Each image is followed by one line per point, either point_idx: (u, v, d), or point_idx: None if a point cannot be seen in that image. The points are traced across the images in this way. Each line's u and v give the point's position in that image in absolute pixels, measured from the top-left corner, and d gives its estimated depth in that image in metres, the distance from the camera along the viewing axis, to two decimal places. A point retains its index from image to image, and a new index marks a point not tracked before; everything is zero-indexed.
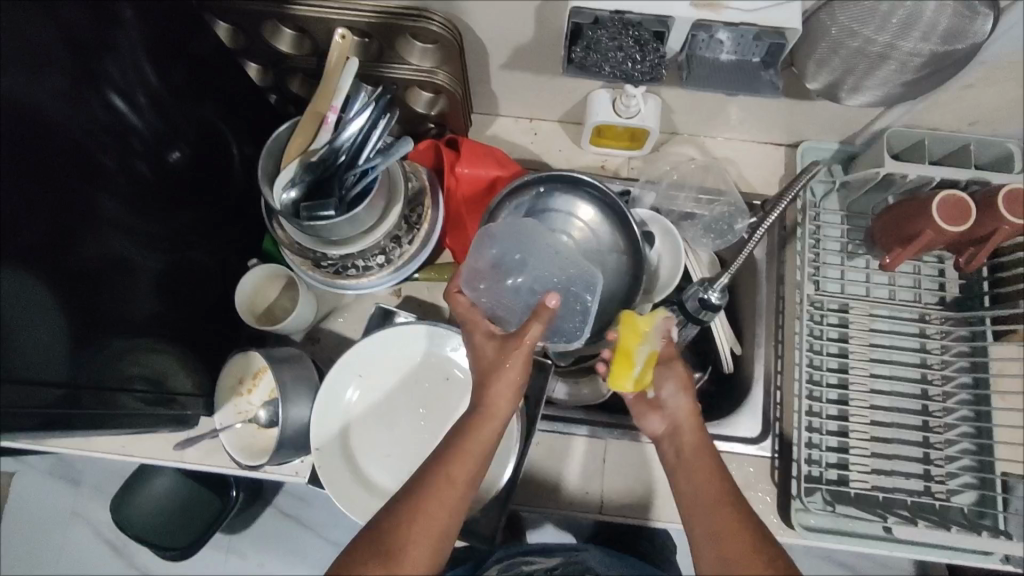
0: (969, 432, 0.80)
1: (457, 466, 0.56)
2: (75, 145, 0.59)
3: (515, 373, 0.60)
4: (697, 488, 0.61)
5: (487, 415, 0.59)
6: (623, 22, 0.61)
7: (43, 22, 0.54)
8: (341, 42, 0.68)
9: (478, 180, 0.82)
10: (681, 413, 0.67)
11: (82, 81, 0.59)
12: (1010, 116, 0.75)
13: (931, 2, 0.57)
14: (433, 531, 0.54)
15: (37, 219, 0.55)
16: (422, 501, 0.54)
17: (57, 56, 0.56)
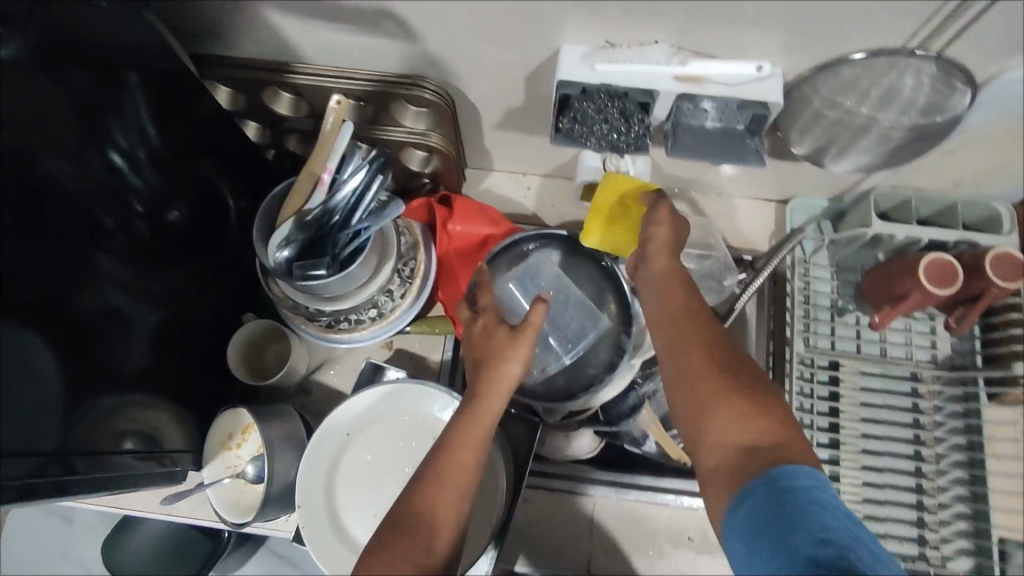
0: (965, 495, 0.78)
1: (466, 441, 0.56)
2: (75, 208, 0.61)
3: (525, 348, 0.61)
4: (667, 325, 0.57)
5: (495, 385, 0.60)
6: (611, 93, 0.63)
7: (54, 90, 0.57)
8: (338, 108, 0.70)
9: (470, 237, 0.85)
10: (655, 241, 0.64)
11: (84, 145, 0.61)
12: (994, 179, 0.76)
13: (909, 79, 0.59)
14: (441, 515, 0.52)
15: (34, 281, 0.56)
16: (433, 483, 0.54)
17: (63, 122, 0.58)
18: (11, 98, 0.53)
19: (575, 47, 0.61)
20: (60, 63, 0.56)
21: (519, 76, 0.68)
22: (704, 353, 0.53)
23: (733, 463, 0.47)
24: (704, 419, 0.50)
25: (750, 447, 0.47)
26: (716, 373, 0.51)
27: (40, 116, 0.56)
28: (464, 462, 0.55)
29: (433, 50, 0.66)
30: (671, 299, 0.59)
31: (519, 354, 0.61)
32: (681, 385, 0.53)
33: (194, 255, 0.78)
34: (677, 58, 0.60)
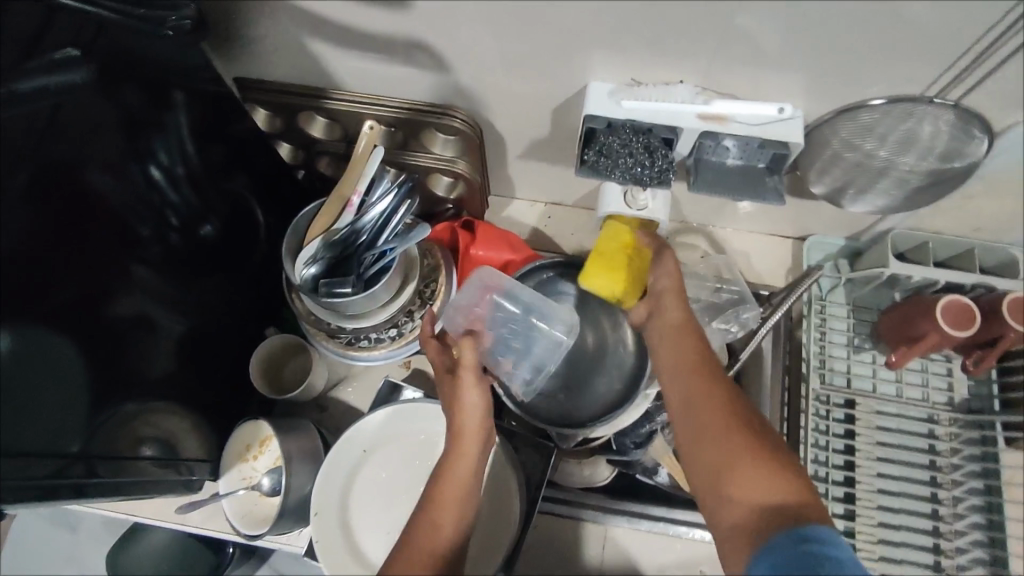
0: (982, 540, 0.78)
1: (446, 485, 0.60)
2: (116, 218, 0.63)
3: (471, 401, 0.63)
4: (677, 381, 0.58)
5: (457, 452, 0.62)
6: (635, 129, 0.65)
7: (105, 105, 0.59)
8: (369, 133, 0.74)
9: (491, 261, 0.85)
10: (666, 293, 0.66)
11: (130, 159, 0.64)
12: (1011, 225, 0.77)
13: (926, 125, 0.60)
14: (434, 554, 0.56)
15: (72, 286, 0.58)
16: (427, 529, 0.58)
17: (111, 138, 0.61)
18: (74, 119, 0.56)
19: (603, 83, 0.64)
20: (118, 83, 0.60)
21: (546, 109, 0.71)
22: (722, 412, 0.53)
23: (751, 523, 0.46)
24: (720, 466, 0.50)
25: (763, 507, 0.46)
26: (733, 433, 0.51)
27: (90, 130, 0.58)
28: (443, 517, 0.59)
29: (465, 82, 0.69)
30: (684, 355, 0.60)
31: (472, 404, 0.63)
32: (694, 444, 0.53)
33: (221, 269, 0.80)
34: (701, 97, 0.62)
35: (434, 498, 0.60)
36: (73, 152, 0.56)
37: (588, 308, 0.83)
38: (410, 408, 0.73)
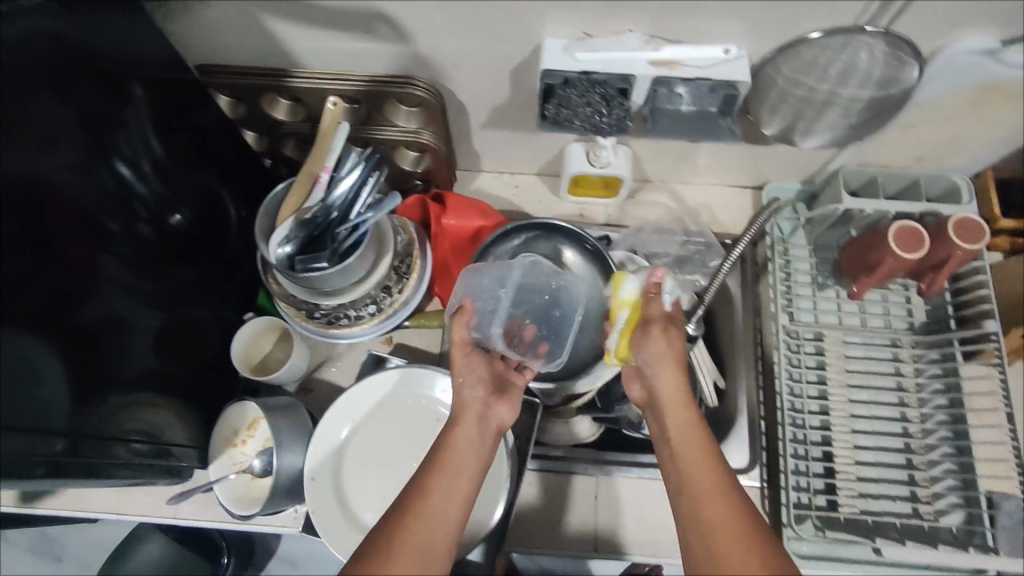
0: (950, 451, 0.81)
1: (435, 477, 0.57)
2: (83, 213, 0.62)
3: (472, 368, 0.67)
4: (689, 451, 0.58)
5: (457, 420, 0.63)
6: (590, 81, 0.67)
7: (63, 107, 0.58)
8: (332, 109, 0.74)
9: (463, 230, 0.87)
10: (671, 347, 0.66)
11: (94, 153, 0.63)
12: (950, 152, 0.81)
13: (862, 55, 0.64)
14: (416, 545, 0.52)
15: (45, 283, 0.57)
16: (410, 515, 0.53)
17: (68, 150, 0.59)
18: (38, 117, 0.56)
19: (557, 38, 0.66)
20: (72, 76, 0.58)
21: (504, 72, 0.72)
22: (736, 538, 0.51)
23: None
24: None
25: None
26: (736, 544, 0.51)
27: (44, 136, 0.57)
28: (433, 487, 0.56)
29: (422, 50, 0.70)
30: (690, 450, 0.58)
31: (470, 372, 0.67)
32: (705, 540, 0.52)
33: (195, 261, 0.80)
34: (650, 45, 0.65)
35: (424, 485, 0.56)
36: (34, 158, 0.56)
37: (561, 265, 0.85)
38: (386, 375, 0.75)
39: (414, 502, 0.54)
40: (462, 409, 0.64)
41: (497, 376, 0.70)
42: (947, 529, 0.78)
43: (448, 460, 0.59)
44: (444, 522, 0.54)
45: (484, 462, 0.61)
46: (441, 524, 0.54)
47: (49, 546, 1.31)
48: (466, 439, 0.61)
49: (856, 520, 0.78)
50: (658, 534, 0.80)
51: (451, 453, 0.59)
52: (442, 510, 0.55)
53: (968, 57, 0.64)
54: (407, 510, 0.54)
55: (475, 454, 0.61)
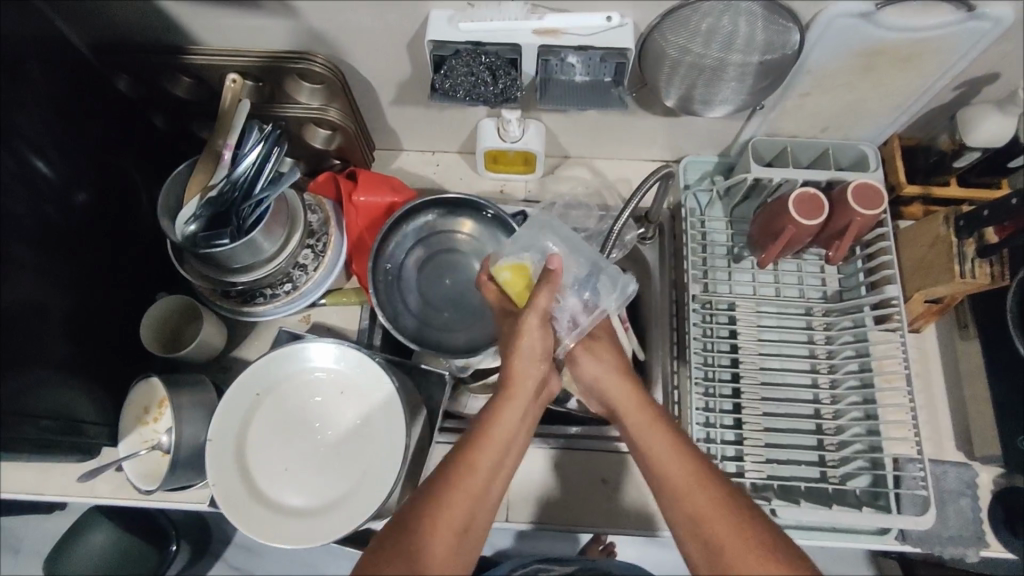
0: (859, 416, 0.82)
1: (481, 452, 0.61)
2: None
3: (530, 344, 0.66)
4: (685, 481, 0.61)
5: (508, 396, 0.65)
6: (477, 52, 0.68)
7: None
8: (233, 86, 0.75)
9: (376, 207, 0.88)
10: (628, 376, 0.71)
11: None
12: (854, 120, 0.82)
13: (742, 20, 0.65)
14: (453, 524, 0.57)
15: None
16: (449, 491, 0.58)
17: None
18: None
19: (442, 10, 0.66)
20: None
21: (400, 46, 0.73)
22: (759, 559, 0.55)
23: None
24: None
25: None
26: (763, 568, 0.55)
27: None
28: (478, 464, 0.60)
29: (314, 25, 0.70)
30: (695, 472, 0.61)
31: (530, 341, 0.66)
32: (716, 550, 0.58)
33: (106, 242, 0.80)
34: (534, 14, 0.65)
35: (469, 463, 0.60)
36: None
37: (457, 233, 0.88)
38: (285, 352, 0.76)
39: (455, 480, 0.59)
40: (512, 390, 0.65)
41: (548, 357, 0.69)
42: (852, 492, 0.80)
43: (493, 440, 0.62)
44: (479, 501, 0.59)
45: (519, 443, 0.65)
46: (477, 503, 0.59)
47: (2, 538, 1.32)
48: (510, 418, 0.64)
49: (762, 484, 0.79)
50: (565, 501, 0.82)
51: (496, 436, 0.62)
52: (480, 491, 0.60)
53: (847, 21, 0.64)
54: (454, 484, 0.59)
55: (514, 435, 0.64)
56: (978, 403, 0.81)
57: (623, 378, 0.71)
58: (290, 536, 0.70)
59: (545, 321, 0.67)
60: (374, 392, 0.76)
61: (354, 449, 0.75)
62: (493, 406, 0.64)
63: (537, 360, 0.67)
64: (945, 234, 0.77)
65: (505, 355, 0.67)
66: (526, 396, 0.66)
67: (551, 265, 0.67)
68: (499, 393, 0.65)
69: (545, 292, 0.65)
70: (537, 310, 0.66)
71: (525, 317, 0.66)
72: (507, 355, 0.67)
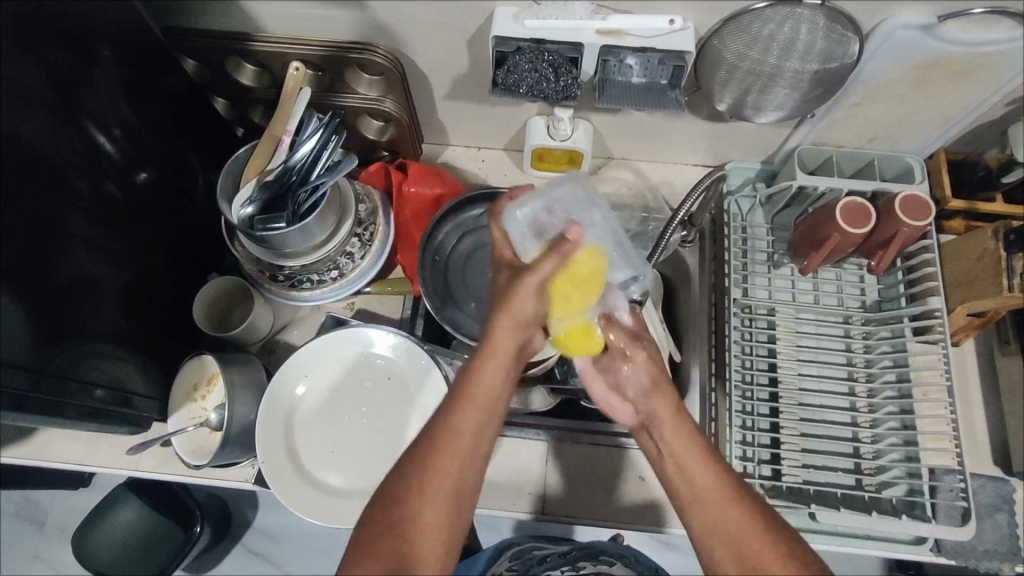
0: (897, 426, 0.83)
1: (465, 415, 0.58)
2: (50, 169, 0.65)
3: (524, 300, 0.62)
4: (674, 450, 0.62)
5: (488, 353, 0.61)
6: (540, 50, 0.70)
7: (29, 65, 0.61)
8: (294, 73, 0.76)
9: (424, 198, 0.90)
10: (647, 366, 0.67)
11: (65, 115, 0.66)
12: (902, 132, 0.83)
13: (803, 28, 0.66)
14: (443, 488, 0.56)
15: (15, 241, 0.61)
16: (435, 456, 0.56)
17: (39, 116, 0.63)
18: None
19: (507, 8, 0.68)
20: (39, 37, 0.61)
21: (461, 42, 0.74)
22: (749, 523, 0.56)
23: None
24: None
25: None
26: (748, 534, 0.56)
27: (17, 103, 0.60)
28: (464, 424, 0.58)
29: (379, 17, 0.72)
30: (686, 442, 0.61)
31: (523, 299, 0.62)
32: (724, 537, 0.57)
33: (161, 220, 0.82)
34: (597, 15, 0.67)
35: (453, 424, 0.57)
36: (10, 122, 0.60)
37: None
38: (333, 336, 0.78)
39: (441, 442, 0.57)
40: (495, 348, 0.61)
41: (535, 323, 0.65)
42: (888, 501, 0.80)
43: (475, 397, 0.59)
44: (467, 466, 0.57)
45: (503, 401, 0.61)
46: (466, 466, 0.57)
47: (29, 513, 1.33)
48: (493, 376, 0.60)
49: (798, 489, 0.80)
50: (600, 498, 0.83)
51: (481, 395, 0.59)
52: (467, 454, 0.57)
53: (907, 33, 0.65)
54: (437, 448, 0.56)
55: (499, 390, 0.61)
56: (1016, 419, 0.81)
57: (653, 397, 0.65)
58: (336, 516, 0.72)
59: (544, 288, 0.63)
60: (419, 378, 0.77)
61: (397, 433, 0.76)
62: (474, 363, 0.61)
63: (522, 326, 0.63)
64: (994, 248, 0.78)
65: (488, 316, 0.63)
66: (509, 355, 0.62)
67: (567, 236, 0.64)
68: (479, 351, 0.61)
69: (552, 261, 0.62)
70: (539, 277, 0.62)
71: (524, 280, 0.62)
72: (493, 316, 0.63)
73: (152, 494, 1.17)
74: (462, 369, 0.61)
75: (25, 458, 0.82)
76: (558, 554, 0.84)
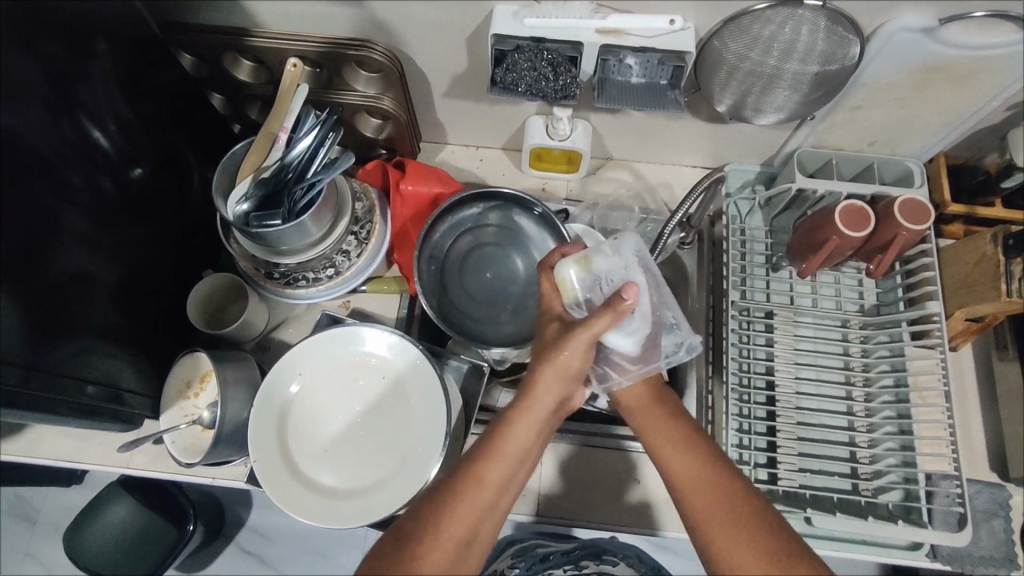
0: (894, 430, 0.83)
1: (491, 466, 0.58)
2: (43, 164, 0.64)
3: (566, 355, 0.61)
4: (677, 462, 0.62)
5: (527, 400, 0.62)
6: (538, 48, 0.69)
7: (22, 57, 0.60)
8: (293, 70, 0.75)
9: (421, 197, 0.89)
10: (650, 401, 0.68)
11: (59, 109, 0.65)
12: (903, 136, 0.83)
13: (803, 31, 0.65)
14: (457, 536, 0.56)
15: (7, 238, 0.60)
16: (453, 503, 0.56)
17: (32, 109, 0.62)
18: None
19: (506, 6, 0.67)
20: (32, 31, 0.60)
21: (460, 40, 0.74)
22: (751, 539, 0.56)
23: None
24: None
25: None
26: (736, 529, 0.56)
27: (10, 96, 0.59)
28: (488, 475, 0.58)
29: (378, 14, 0.71)
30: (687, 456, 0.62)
31: (563, 353, 0.61)
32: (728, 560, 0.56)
33: (156, 217, 0.81)
34: (597, 14, 0.67)
35: (478, 474, 0.58)
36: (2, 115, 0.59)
37: (511, 232, 0.90)
38: (328, 335, 0.77)
39: (461, 486, 0.57)
40: (532, 406, 0.61)
41: (579, 375, 0.64)
42: (884, 505, 0.80)
43: (504, 450, 0.60)
44: (488, 514, 0.58)
45: (531, 449, 0.62)
46: (484, 515, 0.57)
47: (21, 509, 1.32)
48: (525, 433, 0.61)
49: (794, 492, 0.80)
50: (595, 500, 0.82)
51: (509, 447, 0.60)
52: (489, 502, 0.58)
53: (909, 36, 0.65)
54: (456, 496, 0.57)
55: (528, 444, 0.61)
56: (1014, 425, 0.81)
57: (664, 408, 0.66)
58: (329, 515, 0.71)
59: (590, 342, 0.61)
60: (415, 378, 0.77)
61: (391, 434, 0.76)
62: (506, 419, 0.61)
63: (561, 379, 0.62)
64: (993, 252, 0.78)
65: (533, 367, 0.63)
66: (546, 409, 0.62)
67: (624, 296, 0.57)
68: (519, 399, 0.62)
69: (606, 318, 0.58)
70: (591, 332, 0.59)
71: (575, 333, 0.60)
72: (535, 366, 0.63)
73: (144, 492, 1.16)
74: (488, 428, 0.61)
75: (16, 455, 0.82)
76: (562, 552, 0.87)
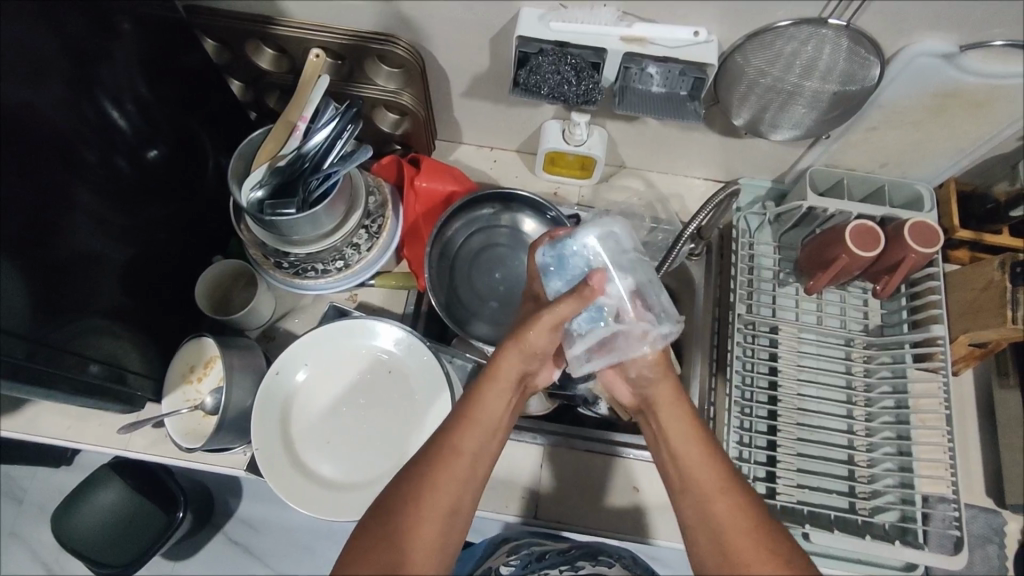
0: (892, 452, 0.83)
1: (465, 435, 0.59)
2: (60, 139, 0.64)
3: (538, 334, 0.62)
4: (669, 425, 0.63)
5: (496, 378, 0.62)
6: (563, 52, 0.69)
7: (45, 33, 0.60)
8: (314, 61, 0.75)
9: (435, 194, 0.89)
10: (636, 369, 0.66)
11: (79, 86, 0.65)
12: (915, 159, 0.83)
13: (827, 46, 0.66)
14: (441, 506, 0.55)
15: (19, 212, 0.60)
16: (434, 475, 0.56)
17: (53, 85, 0.62)
18: (14, 39, 0.57)
19: (533, 8, 0.68)
20: (60, 8, 0.60)
21: (483, 40, 0.74)
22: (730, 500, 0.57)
23: None
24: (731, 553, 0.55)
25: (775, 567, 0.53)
26: (722, 498, 0.57)
27: (31, 69, 0.59)
28: (465, 446, 0.58)
29: (405, 11, 0.72)
30: (674, 425, 0.63)
31: (536, 331, 0.61)
32: (711, 526, 0.56)
33: (168, 199, 0.81)
34: (623, 21, 0.67)
35: (454, 445, 0.58)
36: (24, 88, 0.59)
37: (522, 233, 0.91)
38: (337, 325, 0.77)
39: (441, 460, 0.57)
40: (499, 376, 0.62)
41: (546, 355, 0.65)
42: (880, 525, 0.80)
43: (478, 421, 0.60)
44: (465, 486, 0.57)
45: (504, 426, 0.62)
46: (464, 488, 0.57)
47: (8, 488, 1.30)
48: (495, 403, 0.61)
49: (791, 508, 0.80)
50: (592, 506, 0.82)
51: (483, 418, 0.60)
52: (467, 475, 0.57)
53: (927, 61, 0.66)
54: (438, 467, 0.56)
55: (502, 418, 0.62)
56: (1012, 452, 0.82)
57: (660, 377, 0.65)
58: (328, 506, 0.71)
59: (560, 325, 0.62)
60: (420, 374, 0.77)
61: (392, 428, 0.76)
62: (479, 389, 0.61)
63: (532, 357, 0.63)
64: (999, 279, 0.79)
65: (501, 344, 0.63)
66: (514, 383, 0.63)
67: (590, 281, 0.59)
68: (484, 374, 0.62)
69: (569, 303, 0.60)
70: (554, 315, 0.61)
71: (541, 317, 0.61)
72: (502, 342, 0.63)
73: (136, 477, 1.15)
74: (465, 399, 0.62)
75: (12, 431, 0.81)
76: (558, 552, 0.90)
